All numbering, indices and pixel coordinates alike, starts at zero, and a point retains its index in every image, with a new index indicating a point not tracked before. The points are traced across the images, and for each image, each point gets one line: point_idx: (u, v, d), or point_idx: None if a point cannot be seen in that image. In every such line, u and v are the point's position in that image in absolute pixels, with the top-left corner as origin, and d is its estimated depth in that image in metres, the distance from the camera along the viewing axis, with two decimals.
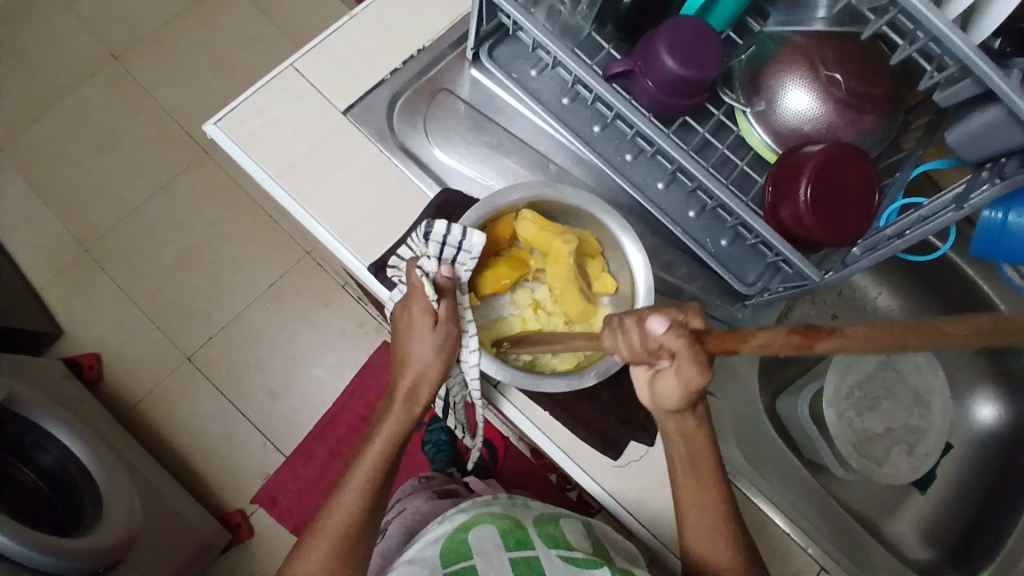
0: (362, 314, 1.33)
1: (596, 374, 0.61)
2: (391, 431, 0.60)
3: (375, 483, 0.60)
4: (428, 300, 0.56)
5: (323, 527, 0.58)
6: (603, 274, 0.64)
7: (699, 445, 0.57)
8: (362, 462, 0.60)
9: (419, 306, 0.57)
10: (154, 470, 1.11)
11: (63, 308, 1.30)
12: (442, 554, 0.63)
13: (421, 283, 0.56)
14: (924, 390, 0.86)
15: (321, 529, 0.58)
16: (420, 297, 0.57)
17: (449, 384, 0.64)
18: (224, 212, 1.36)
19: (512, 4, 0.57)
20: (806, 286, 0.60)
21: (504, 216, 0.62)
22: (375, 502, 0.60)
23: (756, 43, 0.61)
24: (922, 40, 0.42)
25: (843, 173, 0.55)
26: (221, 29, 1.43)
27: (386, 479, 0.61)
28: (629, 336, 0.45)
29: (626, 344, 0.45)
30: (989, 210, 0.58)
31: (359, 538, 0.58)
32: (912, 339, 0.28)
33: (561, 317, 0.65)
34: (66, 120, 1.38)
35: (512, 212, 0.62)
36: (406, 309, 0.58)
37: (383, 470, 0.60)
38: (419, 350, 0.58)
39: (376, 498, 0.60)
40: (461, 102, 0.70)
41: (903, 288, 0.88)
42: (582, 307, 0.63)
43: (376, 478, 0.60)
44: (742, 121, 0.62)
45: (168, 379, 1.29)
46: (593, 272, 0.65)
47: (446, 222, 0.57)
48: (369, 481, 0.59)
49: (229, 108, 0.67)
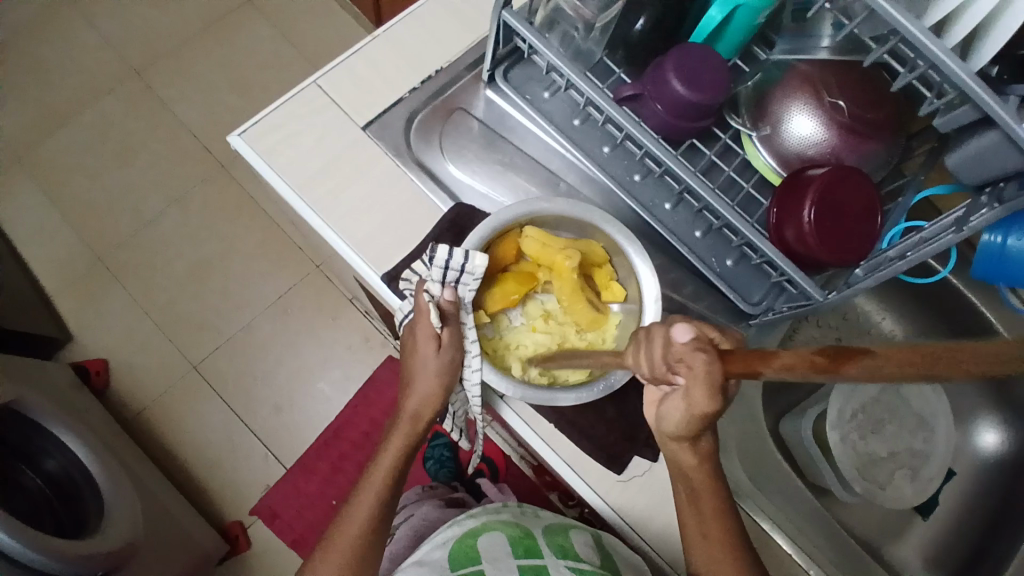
0: (368, 329, 1.35)
1: (604, 387, 0.61)
2: (396, 449, 0.65)
3: (383, 498, 0.64)
4: (431, 326, 0.60)
5: (334, 540, 0.61)
6: (612, 283, 0.66)
7: (701, 478, 0.58)
8: (371, 476, 0.65)
9: (423, 330, 0.61)
10: (156, 478, 1.12)
11: (74, 315, 1.32)
12: (454, 557, 0.65)
13: (427, 307, 0.60)
14: (927, 415, 0.87)
15: (335, 539, 0.61)
16: (425, 322, 0.61)
17: (452, 401, 0.67)
18: (236, 225, 1.38)
19: (529, 28, 0.59)
20: (811, 306, 0.61)
21: (506, 236, 0.63)
22: (382, 517, 0.63)
23: (762, 70, 0.63)
24: (922, 68, 0.44)
25: (845, 196, 0.57)
26: (241, 48, 1.48)
27: (395, 492, 0.65)
28: (651, 348, 0.44)
29: (647, 358, 0.44)
30: (989, 233, 0.59)
31: (370, 547, 0.61)
32: (938, 370, 0.23)
33: (573, 326, 0.67)
34: (86, 133, 1.42)
35: (516, 231, 0.64)
36: (412, 333, 0.63)
37: (392, 482, 0.64)
38: (423, 375, 0.62)
39: (383, 514, 0.63)
40: (475, 121, 0.72)
41: (906, 312, 0.89)
42: (592, 315, 0.65)
43: (383, 493, 0.64)
44: (748, 145, 0.63)
45: (175, 388, 1.30)
46: (601, 281, 0.67)
47: (447, 248, 0.59)
48: (378, 494, 0.63)
49: (252, 121, 0.70)
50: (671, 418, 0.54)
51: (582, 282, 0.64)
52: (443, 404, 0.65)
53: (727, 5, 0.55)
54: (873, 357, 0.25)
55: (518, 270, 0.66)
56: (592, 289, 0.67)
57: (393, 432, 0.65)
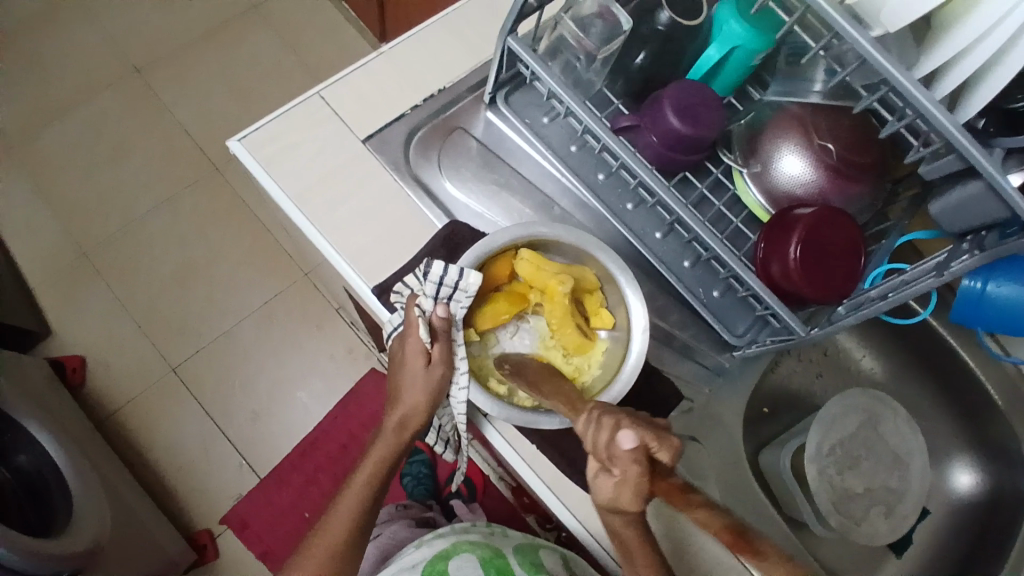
0: (352, 340, 1.34)
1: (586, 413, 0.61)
2: (378, 458, 0.65)
3: (363, 508, 0.65)
4: (421, 342, 0.60)
5: (315, 545, 0.64)
6: (602, 310, 0.67)
7: None
8: (356, 480, 0.65)
9: (413, 346, 0.61)
10: (126, 482, 1.10)
11: (55, 311, 1.30)
12: None
13: (417, 322, 0.61)
14: (903, 452, 0.87)
15: (319, 536, 0.64)
16: (415, 337, 0.61)
17: (439, 415, 0.67)
18: (227, 228, 1.38)
19: (532, 55, 0.61)
20: (792, 340, 0.62)
21: (501, 257, 0.65)
22: (362, 527, 0.65)
23: (755, 110, 0.65)
24: (910, 117, 0.46)
25: (831, 235, 0.58)
26: (243, 55, 1.49)
27: (376, 501, 0.66)
28: (598, 433, 0.50)
29: (592, 438, 0.50)
30: (969, 278, 0.61)
31: (353, 547, 0.64)
32: None
33: (559, 351, 0.67)
34: (81, 127, 1.42)
35: (512, 252, 0.65)
36: (402, 347, 0.63)
37: (373, 494, 0.65)
38: (411, 389, 0.62)
39: (364, 524, 0.65)
40: (474, 141, 0.74)
41: (886, 351, 0.92)
42: (580, 338, 0.65)
43: (363, 503, 0.65)
44: (738, 180, 0.65)
45: (153, 390, 1.29)
46: (591, 307, 0.67)
47: (442, 263, 0.61)
48: (359, 501, 0.65)
49: (252, 128, 0.70)
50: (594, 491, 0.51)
51: (573, 307, 0.65)
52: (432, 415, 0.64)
53: (726, 44, 0.57)
54: None
55: (510, 290, 0.66)
56: (582, 314, 0.67)
57: (379, 437, 0.65)
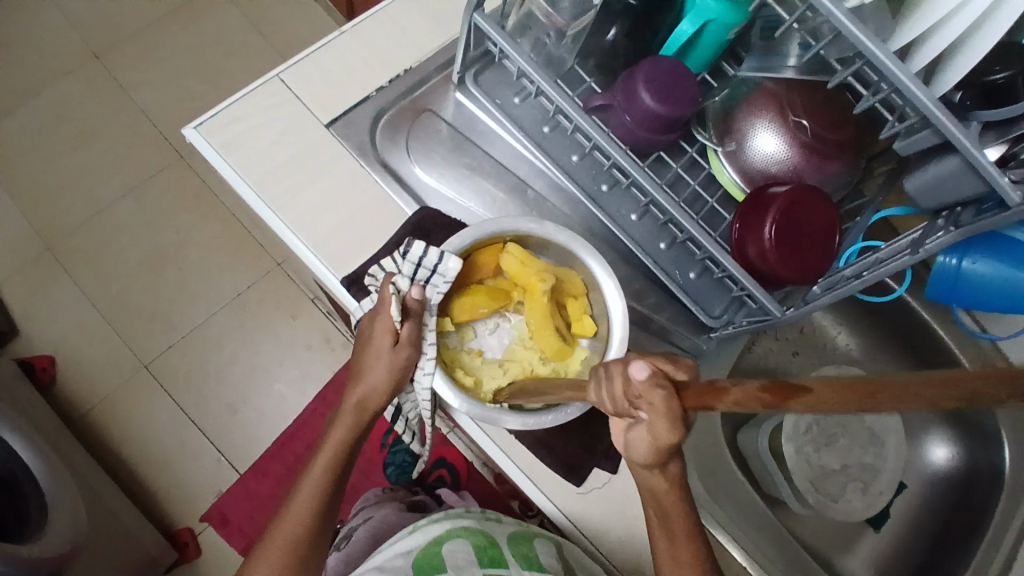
0: (330, 329, 1.32)
1: (553, 418, 0.59)
2: (338, 440, 0.64)
3: (326, 492, 0.62)
4: (391, 320, 0.58)
5: (275, 535, 0.60)
6: (584, 317, 0.65)
7: (665, 497, 0.54)
8: (314, 466, 0.63)
9: (383, 322, 0.59)
10: (100, 479, 1.07)
11: (20, 307, 1.26)
12: (416, 563, 0.66)
13: (391, 298, 0.59)
14: (879, 430, 0.89)
15: (275, 536, 0.60)
16: (386, 314, 0.59)
17: (402, 398, 0.65)
18: (196, 217, 1.34)
19: (500, 32, 0.59)
20: (769, 321, 0.62)
21: (489, 247, 0.63)
22: (326, 511, 0.62)
23: (730, 86, 0.63)
24: (886, 90, 0.45)
25: (806, 215, 0.57)
26: (207, 37, 1.44)
27: (338, 484, 0.64)
28: (611, 386, 0.44)
29: (608, 394, 0.44)
30: (945, 255, 0.61)
31: (309, 545, 0.60)
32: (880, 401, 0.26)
33: (536, 353, 0.65)
34: (40, 116, 1.36)
35: (499, 247, 0.64)
36: (371, 323, 0.61)
37: (334, 475, 0.63)
38: (375, 366, 0.60)
39: (326, 509, 0.62)
40: (443, 124, 0.71)
41: (861, 329, 0.92)
42: (559, 345, 0.63)
43: (326, 486, 0.62)
44: (713, 159, 0.64)
45: (125, 385, 1.25)
46: (574, 313, 0.66)
47: (423, 245, 0.59)
48: (320, 485, 0.62)
49: (210, 113, 0.67)
50: (636, 450, 0.50)
51: (553, 309, 0.64)
52: (394, 394, 0.63)
53: (699, 18, 0.55)
54: (813, 395, 0.28)
55: (494, 285, 0.65)
56: (562, 320, 0.66)
57: (335, 422, 0.64)
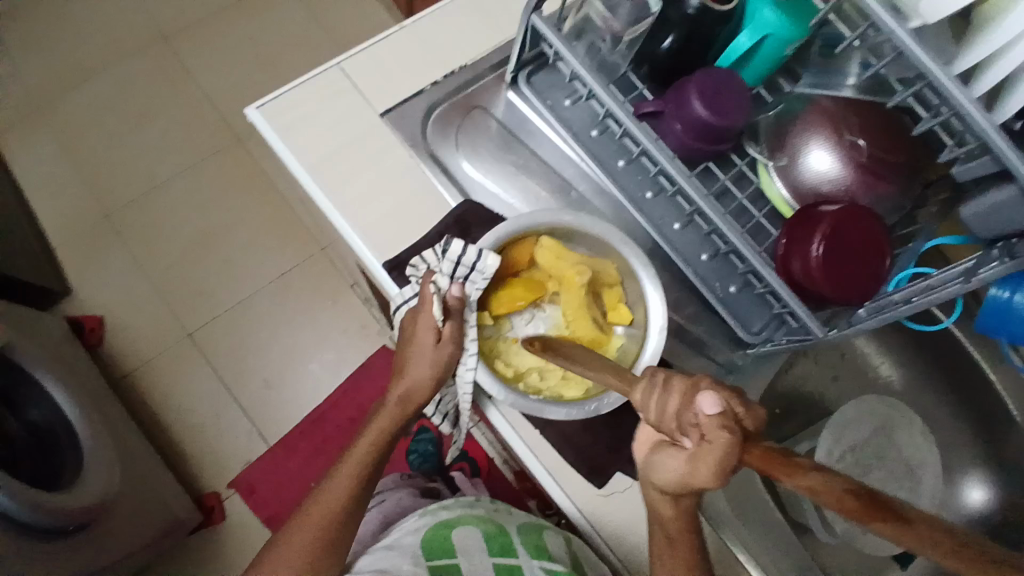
0: (366, 316, 1.34)
1: (597, 406, 0.60)
2: (381, 427, 0.65)
3: (366, 473, 0.64)
4: (433, 318, 0.60)
5: (312, 510, 0.62)
6: (620, 304, 0.66)
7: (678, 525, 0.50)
8: (357, 447, 0.65)
9: (424, 320, 0.61)
10: (137, 441, 1.11)
11: (76, 270, 1.32)
12: (426, 546, 0.67)
13: (432, 298, 0.60)
14: (915, 464, 0.85)
15: (312, 512, 0.62)
16: (428, 312, 0.61)
17: (442, 393, 0.66)
18: (247, 197, 1.39)
19: (557, 35, 0.60)
20: (809, 340, 0.60)
21: (521, 242, 0.64)
22: (364, 491, 0.64)
23: (785, 101, 0.63)
24: (946, 114, 0.44)
25: (855, 231, 0.56)
26: (270, 25, 1.49)
27: (378, 468, 0.65)
28: (666, 399, 0.42)
29: (657, 406, 0.43)
30: (998, 287, 0.58)
31: (344, 525, 0.62)
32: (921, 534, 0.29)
33: None
34: (108, 90, 1.42)
35: (533, 238, 0.64)
36: (412, 320, 0.62)
37: (376, 456, 0.65)
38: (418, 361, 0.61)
39: (364, 490, 0.64)
40: (494, 121, 0.73)
41: (903, 358, 0.89)
42: (596, 333, 0.64)
43: (368, 467, 0.64)
44: (763, 173, 0.63)
45: (167, 353, 1.30)
46: (610, 302, 0.66)
47: (462, 243, 0.60)
48: (361, 468, 0.64)
49: (272, 96, 0.70)
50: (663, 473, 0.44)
51: (590, 299, 0.65)
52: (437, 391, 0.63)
53: (758, 32, 0.56)
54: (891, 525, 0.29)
55: (528, 276, 0.66)
56: (600, 309, 0.66)
57: (380, 412, 0.64)
